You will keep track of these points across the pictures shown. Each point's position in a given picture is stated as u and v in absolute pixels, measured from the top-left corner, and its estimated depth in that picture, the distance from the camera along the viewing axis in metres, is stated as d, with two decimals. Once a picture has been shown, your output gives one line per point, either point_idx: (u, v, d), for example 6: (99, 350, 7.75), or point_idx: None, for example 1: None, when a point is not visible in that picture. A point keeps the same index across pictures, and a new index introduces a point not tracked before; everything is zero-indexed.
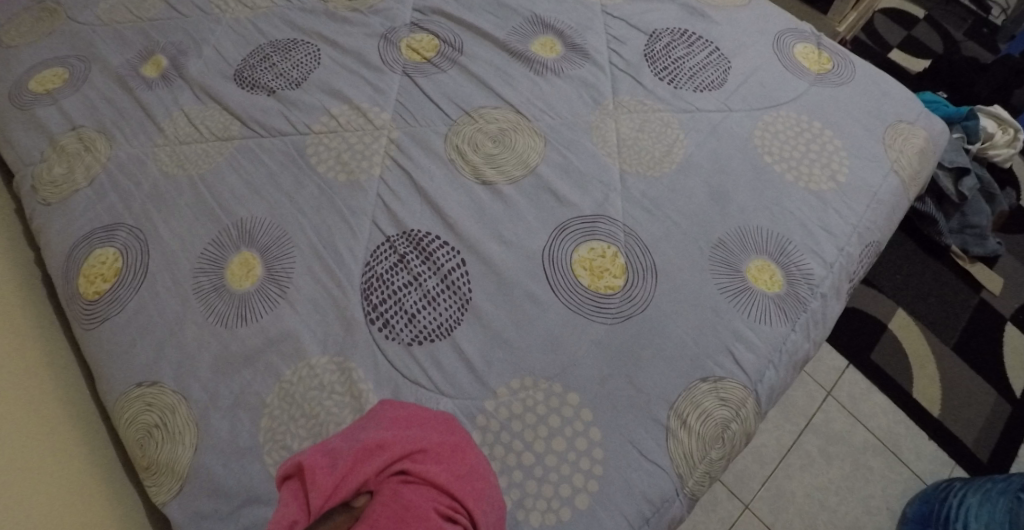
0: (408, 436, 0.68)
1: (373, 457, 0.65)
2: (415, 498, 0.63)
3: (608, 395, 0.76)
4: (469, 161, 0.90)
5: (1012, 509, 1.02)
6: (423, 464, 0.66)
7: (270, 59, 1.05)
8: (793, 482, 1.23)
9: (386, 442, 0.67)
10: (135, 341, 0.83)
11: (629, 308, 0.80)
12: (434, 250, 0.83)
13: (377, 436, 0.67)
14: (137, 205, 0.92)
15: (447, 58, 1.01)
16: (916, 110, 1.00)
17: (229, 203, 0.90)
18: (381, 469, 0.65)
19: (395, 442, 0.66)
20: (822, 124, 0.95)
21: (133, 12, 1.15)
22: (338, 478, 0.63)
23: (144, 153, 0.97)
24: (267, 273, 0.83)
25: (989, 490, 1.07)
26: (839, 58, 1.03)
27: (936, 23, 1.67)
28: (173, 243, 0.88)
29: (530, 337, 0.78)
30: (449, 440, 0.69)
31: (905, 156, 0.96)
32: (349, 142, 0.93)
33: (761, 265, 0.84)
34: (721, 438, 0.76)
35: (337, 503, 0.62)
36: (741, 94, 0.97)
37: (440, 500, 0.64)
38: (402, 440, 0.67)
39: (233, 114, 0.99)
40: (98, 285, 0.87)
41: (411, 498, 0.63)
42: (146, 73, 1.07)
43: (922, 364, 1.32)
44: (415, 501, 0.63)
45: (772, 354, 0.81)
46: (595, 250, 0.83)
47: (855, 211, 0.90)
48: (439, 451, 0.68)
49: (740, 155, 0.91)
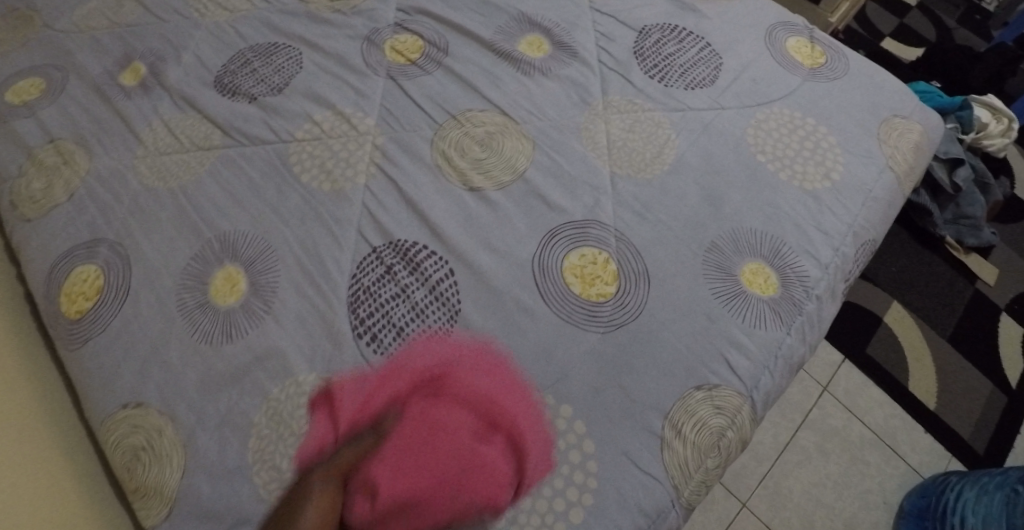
0: (451, 360, 0.76)
1: (395, 382, 0.76)
2: (439, 418, 0.74)
3: (601, 406, 0.74)
4: (455, 166, 0.87)
5: (1008, 501, 1.00)
6: (448, 381, 0.75)
7: (251, 65, 1.02)
8: (790, 479, 1.22)
9: (411, 359, 0.76)
10: (120, 361, 0.82)
11: (622, 316, 0.78)
12: (422, 261, 0.81)
13: (402, 354, 0.77)
14: (118, 219, 0.90)
15: (432, 60, 0.98)
16: (911, 104, 0.99)
17: (211, 216, 0.88)
18: (405, 393, 0.75)
19: (418, 360, 0.76)
20: (815, 121, 0.93)
21: (109, 17, 1.12)
22: (363, 399, 0.75)
23: (123, 165, 0.95)
24: (253, 288, 0.82)
25: (986, 484, 1.06)
26: (833, 52, 1.01)
27: (928, 11, 1.66)
28: (156, 259, 0.86)
29: (521, 348, 0.77)
30: (491, 362, 0.76)
31: (900, 152, 0.94)
32: (333, 149, 0.91)
33: (755, 268, 0.83)
34: (717, 446, 0.75)
35: (366, 419, 0.74)
36: (733, 92, 0.95)
37: (466, 417, 0.74)
38: (444, 360, 0.76)
39: (214, 123, 0.97)
40: (80, 304, 0.86)
41: (436, 420, 0.74)
42: (124, 81, 1.04)
43: (917, 356, 1.32)
44: (439, 422, 0.73)
45: (768, 360, 0.79)
46: (586, 256, 0.81)
47: (850, 210, 0.89)
48: (465, 361, 0.76)
49: (733, 155, 0.90)
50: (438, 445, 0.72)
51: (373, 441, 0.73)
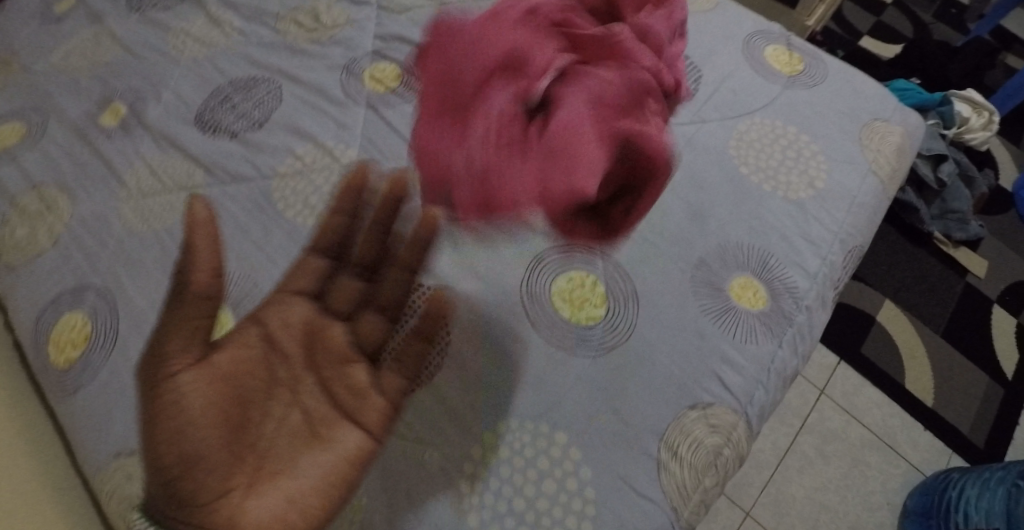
0: (559, 141, 0.84)
1: (518, 85, 0.89)
2: (568, 104, 0.86)
3: (596, 431, 0.74)
4: (438, 195, 0.87)
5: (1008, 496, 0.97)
6: (575, 91, 0.87)
7: (231, 100, 1.02)
8: (792, 484, 1.22)
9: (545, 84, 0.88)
10: (111, 409, 0.82)
11: (612, 338, 0.78)
12: (407, 292, 0.81)
13: (543, 84, 0.88)
14: (104, 265, 0.90)
15: (411, 87, 0.98)
16: (890, 106, 0.99)
17: (196, 257, 0.88)
18: (520, 89, 0.89)
19: (538, 74, 0.89)
20: (797, 129, 0.93)
21: (88, 58, 1.12)
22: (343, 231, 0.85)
23: (107, 208, 0.95)
24: (239, 329, 0.81)
25: (988, 480, 1.03)
26: (811, 58, 1.02)
27: (905, 7, 1.68)
28: (142, 303, 0.86)
29: (513, 377, 0.76)
30: (579, 162, 0.82)
31: (883, 155, 0.95)
32: (315, 182, 0.90)
33: (744, 282, 0.83)
34: (713, 465, 0.75)
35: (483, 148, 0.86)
36: (714, 104, 0.95)
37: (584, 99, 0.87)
38: (569, 96, 0.87)
39: (196, 161, 0.96)
40: (68, 353, 0.87)
41: (565, 109, 0.86)
42: (104, 122, 1.04)
43: (913, 353, 1.32)
44: (567, 117, 0.85)
45: (761, 374, 0.79)
46: (574, 280, 0.80)
47: (836, 217, 0.89)
48: (589, 98, 0.87)
49: (716, 167, 0.89)
50: (558, 131, 0.84)
51: (260, 346, 0.80)
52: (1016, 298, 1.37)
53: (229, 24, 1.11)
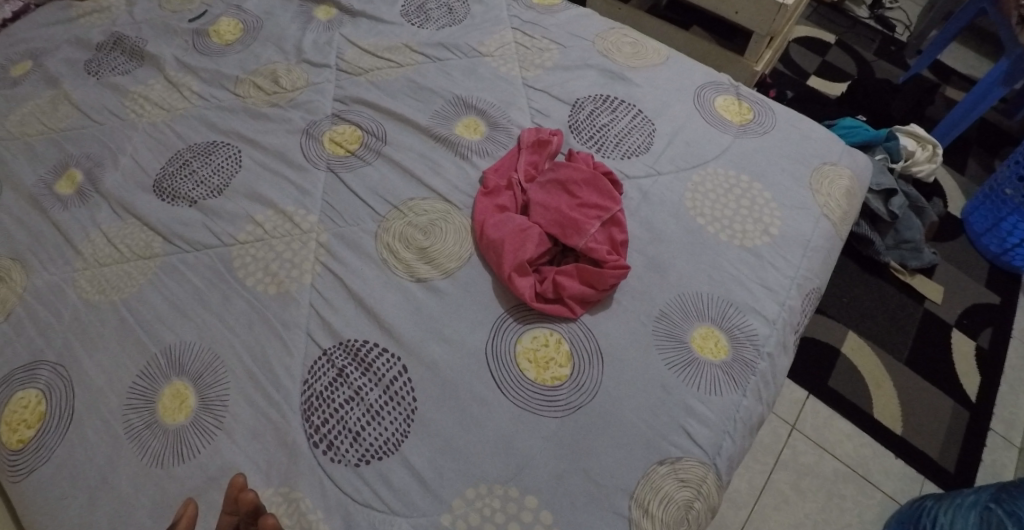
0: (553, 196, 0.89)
1: (543, 149, 0.96)
2: (565, 174, 0.90)
3: (565, 492, 0.74)
4: (401, 258, 0.88)
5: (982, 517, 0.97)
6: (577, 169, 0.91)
7: (189, 165, 1.01)
8: (770, 522, 1.18)
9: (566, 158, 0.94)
10: (66, 493, 0.79)
11: (578, 397, 0.78)
12: (373, 360, 0.82)
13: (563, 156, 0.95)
14: (58, 338, 0.88)
15: (371, 149, 0.99)
16: (838, 150, 1.02)
17: (156, 329, 0.87)
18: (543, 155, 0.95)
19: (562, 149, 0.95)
20: (751, 178, 0.96)
21: (44, 122, 1.09)
22: None
23: (63, 280, 0.93)
24: (202, 404, 0.81)
25: (960, 504, 1.02)
26: (759, 106, 1.05)
27: (847, 47, 1.76)
28: (100, 380, 0.84)
29: (477, 441, 0.77)
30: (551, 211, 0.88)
31: (833, 199, 0.97)
32: (276, 250, 0.91)
33: (705, 331, 0.83)
34: (686, 520, 0.75)
35: None
36: (669, 155, 0.97)
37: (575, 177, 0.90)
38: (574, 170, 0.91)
39: (153, 229, 0.95)
40: (21, 433, 0.82)
41: (562, 178, 0.90)
42: (60, 190, 1.01)
43: (877, 384, 1.31)
44: (561, 185, 0.90)
45: (726, 424, 0.80)
46: (539, 338, 0.82)
47: (791, 262, 0.90)
48: (590, 181, 0.90)
49: (673, 220, 0.91)
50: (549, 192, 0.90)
51: None
52: (973, 321, 1.39)
53: (188, 88, 1.11)
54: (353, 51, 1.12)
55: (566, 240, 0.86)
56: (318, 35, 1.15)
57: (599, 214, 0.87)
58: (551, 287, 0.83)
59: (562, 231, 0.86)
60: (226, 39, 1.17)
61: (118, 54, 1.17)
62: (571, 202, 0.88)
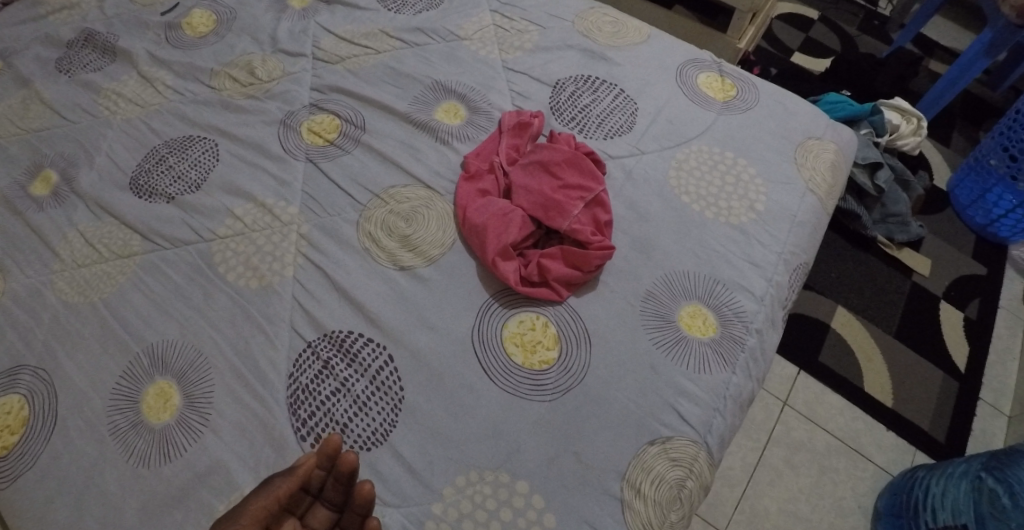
0: (537, 177, 0.88)
1: (525, 130, 0.94)
2: (548, 155, 0.89)
3: (556, 475, 0.74)
4: (384, 247, 0.87)
5: (975, 489, 0.97)
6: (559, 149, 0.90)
7: (166, 161, 0.99)
8: (764, 498, 1.18)
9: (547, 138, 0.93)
10: (52, 497, 0.78)
11: (567, 380, 0.78)
12: (359, 350, 0.81)
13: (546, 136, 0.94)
14: (40, 341, 0.86)
15: (350, 138, 0.98)
16: (822, 124, 1.02)
17: (138, 329, 0.85)
18: (525, 137, 0.94)
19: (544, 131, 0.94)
20: (735, 154, 0.95)
21: (16, 123, 1.07)
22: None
23: (41, 282, 0.91)
24: (187, 401, 0.80)
25: (952, 475, 1.02)
26: (742, 82, 1.04)
27: (830, 22, 1.75)
28: (82, 381, 0.83)
29: (466, 428, 0.76)
30: (534, 193, 0.87)
31: (818, 173, 0.96)
32: (257, 243, 0.90)
33: (693, 310, 0.83)
34: (678, 499, 0.75)
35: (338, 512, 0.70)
36: (651, 134, 0.96)
37: (557, 158, 0.89)
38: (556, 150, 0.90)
39: (132, 227, 0.93)
40: (4, 439, 0.81)
41: (545, 159, 0.89)
42: (35, 191, 0.99)
43: (867, 358, 1.31)
44: (544, 167, 0.89)
45: (717, 402, 0.79)
46: (525, 323, 0.81)
47: (777, 238, 0.90)
48: (573, 162, 0.89)
49: (658, 199, 0.90)
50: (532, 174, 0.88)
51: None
52: (960, 293, 1.40)
53: (163, 83, 1.08)
54: (329, 39, 1.10)
55: (548, 223, 0.85)
56: (294, 24, 1.13)
57: (581, 195, 0.86)
58: (536, 271, 0.82)
59: (546, 214, 0.85)
60: (199, 31, 1.14)
61: (90, 51, 1.14)
62: (554, 183, 0.87)
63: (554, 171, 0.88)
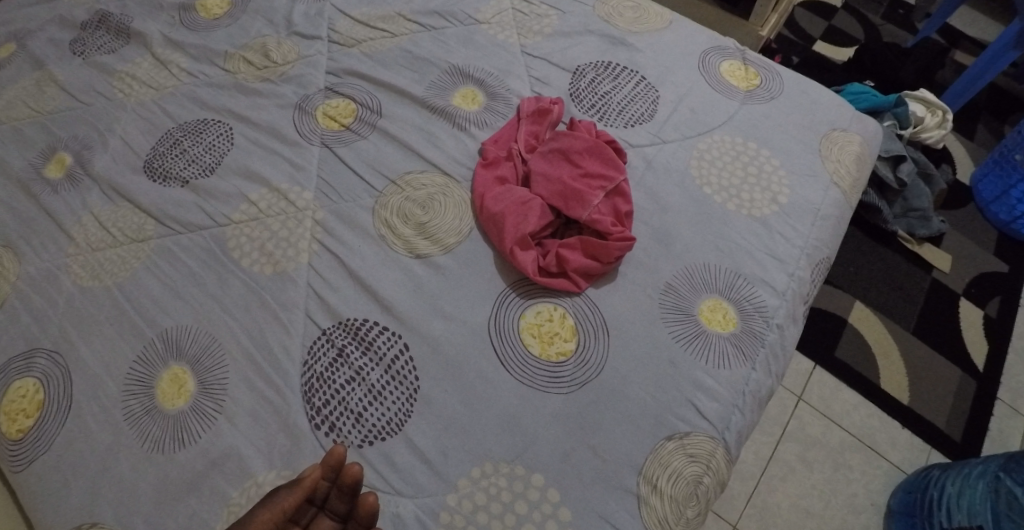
0: (557, 165, 0.87)
1: (545, 117, 0.93)
2: (568, 143, 0.87)
3: (572, 469, 0.73)
4: (400, 234, 0.86)
5: (992, 490, 0.95)
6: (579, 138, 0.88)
7: (181, 145, 0.98)
8: (777, 493, 1.17)
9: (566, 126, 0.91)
10: (68, 481, 0.77)
11: (584, 373, 0.77)
12: (374, 338, 0.80)
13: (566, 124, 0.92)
14: (54, 325, 0.86)
15: (366, 123, 0.96)
16: (847, 115, 0.99)
17: (152, 313, 0.85)
18: (545, 126, 0.92)
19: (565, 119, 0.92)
20: (758, 145, 0.93)
21: (31, 105, 1.06)
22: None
23: (55, 266, 0.90)
24: (201, 388, 0.79)
25: (968, 475, 1.00)
26: (767, 71, 1.01)
27: (854, 10, 1.71)
28: (97, 366, 0.82)
29: (482, 419, 0.75)
30: (554, 183, 0.85)
31: (843, 165, 0.94)
32: (272, 229, 0.89)
33: (713, 304, 0.81)
34: (695, 495, 0.74)
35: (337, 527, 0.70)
36: (673, 123, 0.94)
37: (577, 147, 0.87)
38: (576, 138, 0.88)
39: (146, 211, 0.93)
40: (20, 423, 0.81)
41: (565, 148, 0.87)
42: (49, 173, 0.99)
43: (885, 353, 1.29)
44: (564, 155, 0.87)
45: (736, 398, 0.78)
46: (542, 314, 0.80)
47: (801, 232, 0.88)
48: (594, 151, 0.87)
49: (679, 189, 0.88)
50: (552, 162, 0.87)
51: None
52: (981, 290, 1.37)
53: (177, 65, 1.07)
54: (345, 22, 1.08)
55: (568, 213, 0.83)
56: (309, 6, 1.11)
57: (600, 183, 0.85)
58: (555, 261, 0.81)
59: (566, 204, 0.83)
60: (213, 13, 1.13)
61: (103, 32, 1.13)
62: (574, 172, 0.86)
63: (574, 160, 0.86)
